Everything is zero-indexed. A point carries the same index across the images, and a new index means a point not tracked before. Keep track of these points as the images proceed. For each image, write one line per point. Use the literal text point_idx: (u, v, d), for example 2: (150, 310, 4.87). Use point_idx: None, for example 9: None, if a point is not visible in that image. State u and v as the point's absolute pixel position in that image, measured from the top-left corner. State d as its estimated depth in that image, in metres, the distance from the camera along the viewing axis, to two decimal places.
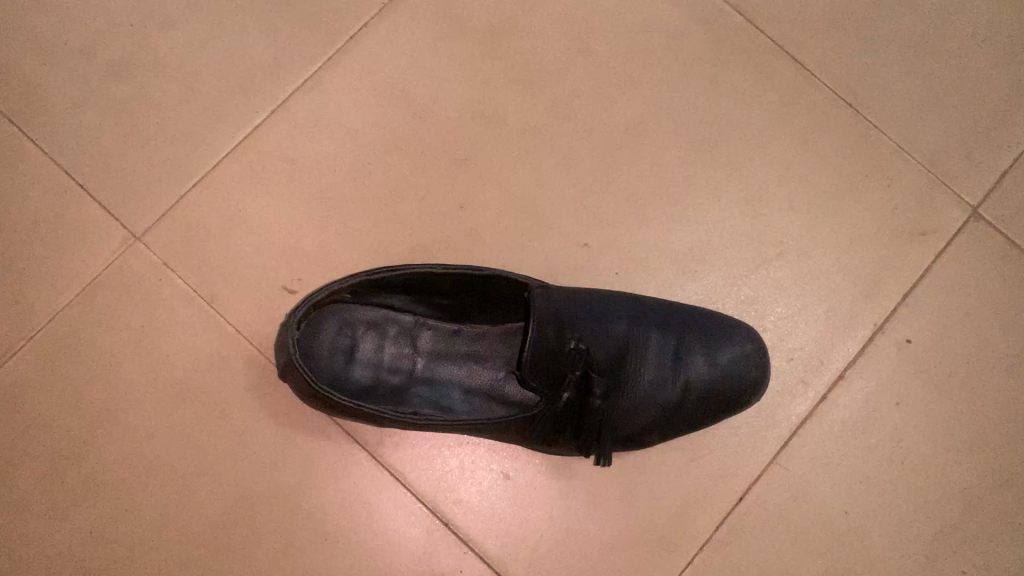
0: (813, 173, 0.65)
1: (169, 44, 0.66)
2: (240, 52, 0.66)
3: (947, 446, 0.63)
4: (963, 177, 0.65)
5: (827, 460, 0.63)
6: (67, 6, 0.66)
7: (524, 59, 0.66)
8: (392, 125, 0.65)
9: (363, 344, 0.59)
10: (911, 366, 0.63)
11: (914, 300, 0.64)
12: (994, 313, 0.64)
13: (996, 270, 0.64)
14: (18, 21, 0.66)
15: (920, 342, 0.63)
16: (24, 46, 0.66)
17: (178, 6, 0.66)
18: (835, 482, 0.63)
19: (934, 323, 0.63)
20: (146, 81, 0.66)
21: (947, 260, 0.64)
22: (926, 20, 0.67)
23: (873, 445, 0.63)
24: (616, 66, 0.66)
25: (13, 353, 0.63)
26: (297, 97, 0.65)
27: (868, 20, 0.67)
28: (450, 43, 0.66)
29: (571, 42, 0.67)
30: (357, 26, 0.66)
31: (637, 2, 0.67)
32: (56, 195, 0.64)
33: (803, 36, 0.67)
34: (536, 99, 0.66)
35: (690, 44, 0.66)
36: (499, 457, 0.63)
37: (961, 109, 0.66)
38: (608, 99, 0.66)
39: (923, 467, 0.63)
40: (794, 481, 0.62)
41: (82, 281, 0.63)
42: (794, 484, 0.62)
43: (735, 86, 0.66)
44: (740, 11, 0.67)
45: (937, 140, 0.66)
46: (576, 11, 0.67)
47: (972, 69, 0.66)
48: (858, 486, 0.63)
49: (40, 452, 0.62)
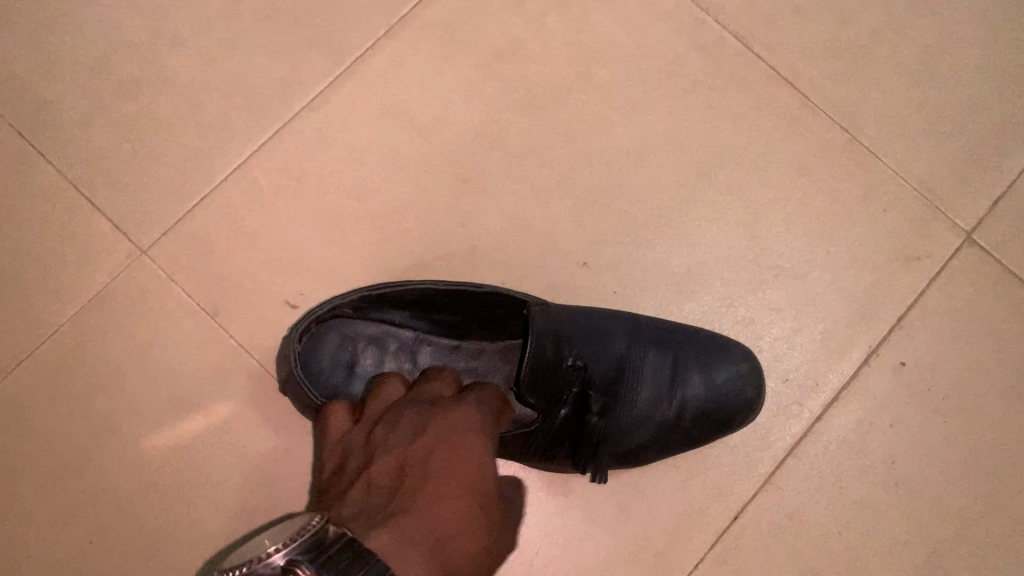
0: (810, 197, 0.66)
1: (179, 63, 0.67)
2: (248, 71, 0.67)
3: (941, 468, 0.63)
4: (958, 203, 0.66)
5: (821, 480, 0.63)
6: (80, 24, 0.67)
7: (527, 81, 0.67)
8: (395, 144, 0.67)
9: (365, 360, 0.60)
10: (905, 388, 0.64)
11: (908, 323, 0.64)
12: (987, 337, 0.64)
13: (989, 294, 0.65)
14: (31, 38, 0.67)
15: (914, 364, 0.64)
16: (37, 62, 0.67)
17: (188, 25, 0.68)
18: (829, 503, 0.63)
19: (928, 346, 0.64)
20: (156, 99, 0.67)
21: (940, 285, 0.65)
22: (921, 48, 0.68)
23: (868, 466, 0.63)
24: (617, 89, 0.68)
25: (19, 363, 0.63)
26: (303, 115, 0.67)
27: (864, 48, 0.68)
28: (455, 64, 0.68)
29: (574, 65, 0.68)
30: (363, 47, 0.67)
31: (639, 27, 0.68)
32: (65, 209, 0.65)
33: (801, 62, 0.68)
34: (538, 120, 0.67)
35: (691, 68, 0.68)
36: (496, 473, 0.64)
37: (956, 136, 0.67)
38: (609, 122, 0.67)
39: (916, 489, 0.63)
40: (789, 501, 0.63)
41: (88, 293, 0.64)
42: (788, 503, 0.63)
43: (734, 110, 0.67)
44: (739, 38, 0.68)
45: (933, 165, 0.67)
46: (579, 35, 0.68)
47: (967, 97, 0.68)
48: (851, 506, 0.63)
49: (44, 462, 0.63)
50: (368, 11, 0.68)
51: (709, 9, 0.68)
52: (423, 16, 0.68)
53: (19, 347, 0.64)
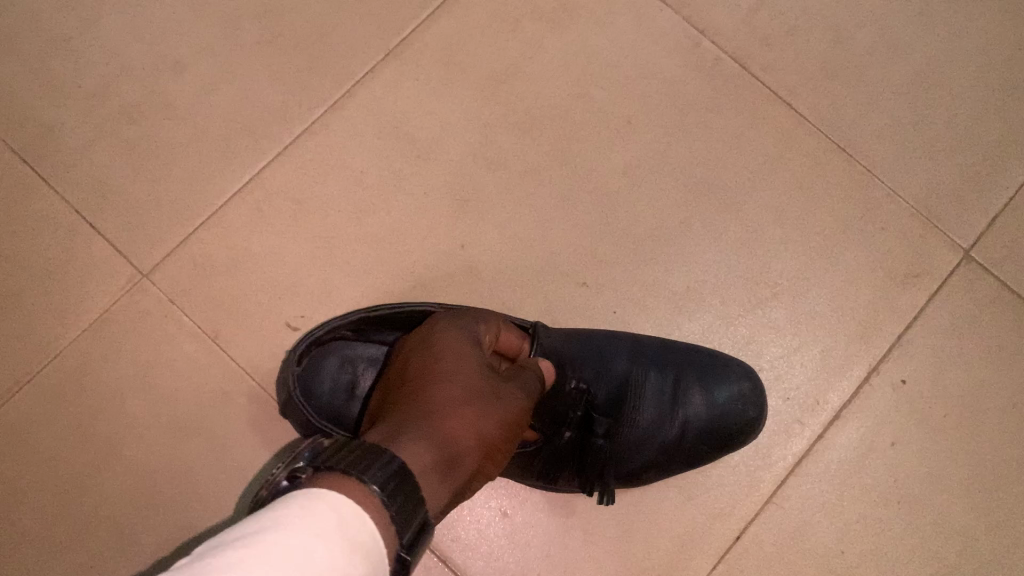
0: (808, 216, 0.67)
1: (180, 87, 0.68)
2: (247, 95, 0.67)
3: (943, 486, 0.63)
4: (955, 222, 0.66)
5: (823, 499, 0.63)
6: (83, 50, 0.68)
7: (525, 103, 0.68)
8: (395, 166, 0.67)
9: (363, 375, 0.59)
10: (905, 406, 0.64)
11: (908, 341, 0.65)
12: (987, 354, 0.65)
13: (988, 310, 0.65)
14: (34, 63, 0.68)
15: (913, 382, 0.64)
16: (39, 87, 0.67)
17: (189, 50, 0.68)
18: (831, 522, 0.63)
19: (927, 363, 0.64)
20: (157, 123, 0.67)
21: (939, 302, 0.65)
22: (916, 68, 0.69)
23: (870, 486, 0.63)
24: (615, 110, 0.68)
25: (19, 388, 0.64)
26: (302, 139, 0.67)
27: (860, 68, 0.69)
28: (453, 86, 0.68)
29: (572, 87, 0.68)
30: (362, 71, 0.68)
31: (636, 49, 0.69)
32: (66, 232, 0.66)
33: (797, 83, 0.68)
34: (537, 142, 0.67)
35: (687, 88, 0.68)
36: (497, 495, 0.64)
37: (952, 154, 0.67)
38: (607, 143, 0.67)
39: (918, 507, 0.63)
40: (791, 521, 0.63)
41: (89, 317, 0.64)
42: (791, 523, 0.63)
43: (732, 131, 0.68)
44: (735, 58, 0.68)
45: (929, 182, 0.67)
46: (576, 58, 0.69)
47: (962, 116, 0.68)
48: (854, 525, 0.63)
49: (44, 486, 0.63)
50: (367, 35, 0.68)
51: (704, 31, 0.69)
52: (422, 40, 0.68)
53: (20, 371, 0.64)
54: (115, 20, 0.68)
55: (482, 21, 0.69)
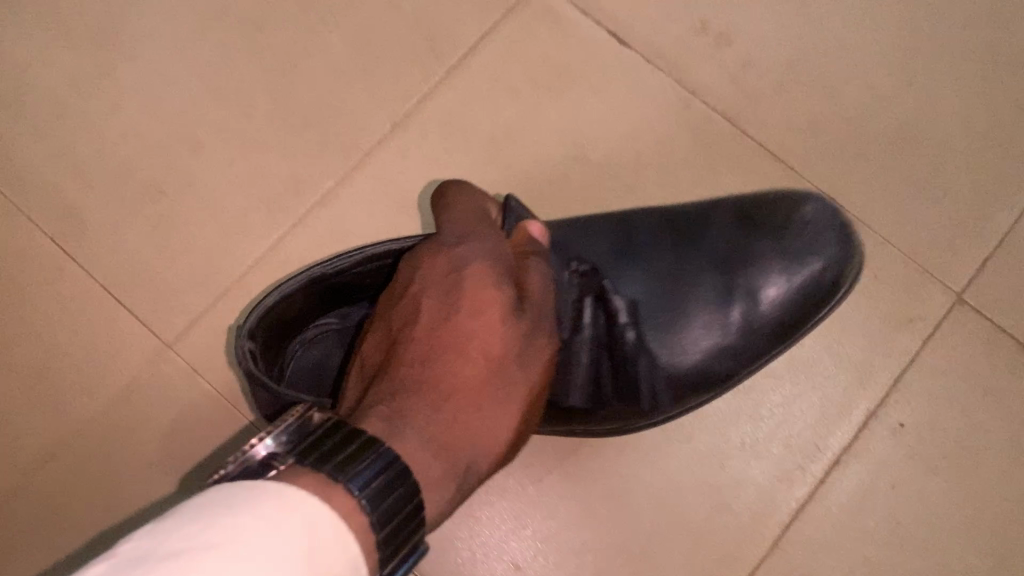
0: None
1: (200, 166, 0.72)
2: (260, 170, 0.71)
3: (946, 528, 0.64)
4: (948, 266, 0.67)
5: (827, 543, 0.65)
6: (109, 134, 0.72)
7: (526, 167, 0.71)
8: (403, 232, 0.70)
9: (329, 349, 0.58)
10: (905, 449, 0.65)
11: (905, 385, 0.66)
12: (985, 390, 0.66)
13: (983, 348, 0.66)
14: (64, 149, 0.72)
15: (913, 422, 0.65)
16: (69, 170, 0.72)
17: (208, 130, 0.72)
18: (836, 565, 0.65)
19: (925, 406, 0.66)
20: (179, 201, 0.71)
21: (934, 346, 0.66)
22: (902, 119, 0.71)
23: (871, 526, 0.65)
24: (613, 170, 0.71)
25: (55, 457, 0.68)
26: (315, 210, 0.71)
27: (848, 120, 0.71)
28: (455, 152, 0.71)
29: (570, 150, 0.71)
30: (370, 143, 0.71)
31: (631, 112, 0.72)
32: (96, 307, 0.69)
33: (786, 138, 0.71)
34: (537, 205, 0.70)
35: (679, 146, 0.71)
36: (509, 548, 0.66)
37: (941, 201, 0.69)
38: (605, 203, 0.70)
39: (921, 549, 0.64)
40: (796, 565, 0.65)
41: (119, 387, 0.68)
42: (796, 568, 0.65)
43: (726, 186, 0.70)
44: (727, 118, 0.71)
45: (921, 226, 0.69)
46: (574, 122, 0.72)
47: (950, 164, 0.70)
48: (857, 567, 0.65)
49: (80, 550, 0.67)
50: (374, 108, 0.72)
51: (694, 91, 0.72)
52: (426, 112, 0.72)
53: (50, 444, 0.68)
54: (134, 106, 0.73)
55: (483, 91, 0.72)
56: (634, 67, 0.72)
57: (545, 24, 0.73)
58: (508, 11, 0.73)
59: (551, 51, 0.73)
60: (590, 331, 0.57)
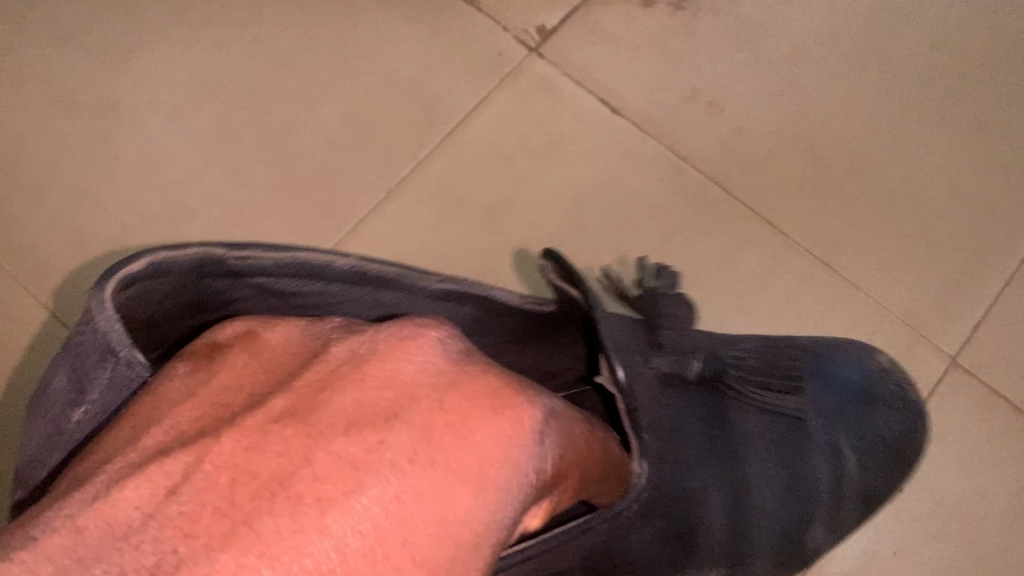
0: (856, 263, 0.70)
1: (258, 170, 0.74)
2: (318, 171, 0.74)
3: (1001, 512, 0.66)
4: (987, 263, 0.70)
5: (886, 527, 0.66)
6: (175, 139, 0.76)
7: (576, 172, 0.73)
8: (454, 230, 0.72)
9: (89, 405, 0.35)
10: (959, 435, 0.67)
11: (956, 374, 0.68)
12: (995, 429, 0.67)
13: (993, 392, 0.68)
14: (134, 152, 0.75)
15: (924, 465, 0.67)
16: (137, 172, 0.75)
17: (271, 136, 0.75)
18: (897, 548, 0.66)
19: (976, 395, 0.68)
20: (241, 202, 0.73)
21: (982, 336, 0.68)
22: (939, 116, 0.74)
23: (894, 551, 0.66)
24: (666, 166, 0.73)
25: None
26: (376, 211, 0.73)
27: (889, 118, 0.74)
28: (452, 220, 0.72)
29: (619, 151, 0.73)
30: (423, 150, 0.74)
31: (676, 115, 0.74)
32: None
33: (829, 135, 0.73)
34: (584, 201, 0.72)
35: (672, 209, 0.72)
36: None
37: (980, 194, 0.72)
38: (651, 198, 0.72)
39: (980, 532, 0.66)
40: (858, 548, 0.66)
41: None
42: (859, 550, 0.66)
43: (774, 178, 0.72)
44: (767, 118, 0.74)
45: (919, 281, 0.70)
46: (619, 125, 0.74)
47: (993, 158, 0.72)
48: (919, 548, 0.66)
49: None
50: (370, 178, 0.74)
51: (686, 157, 0.73)
52: (470, 126, 0.74)
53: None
54: (183, 129, 0.76)
55: (532, 99, 0.75)
56: (623, 133, 0.74)
57: (531, 91, 0.75)
58: (497, 75, 0.75)
59: (540, 116, 0.74)
60: (714, 491, 0.54)
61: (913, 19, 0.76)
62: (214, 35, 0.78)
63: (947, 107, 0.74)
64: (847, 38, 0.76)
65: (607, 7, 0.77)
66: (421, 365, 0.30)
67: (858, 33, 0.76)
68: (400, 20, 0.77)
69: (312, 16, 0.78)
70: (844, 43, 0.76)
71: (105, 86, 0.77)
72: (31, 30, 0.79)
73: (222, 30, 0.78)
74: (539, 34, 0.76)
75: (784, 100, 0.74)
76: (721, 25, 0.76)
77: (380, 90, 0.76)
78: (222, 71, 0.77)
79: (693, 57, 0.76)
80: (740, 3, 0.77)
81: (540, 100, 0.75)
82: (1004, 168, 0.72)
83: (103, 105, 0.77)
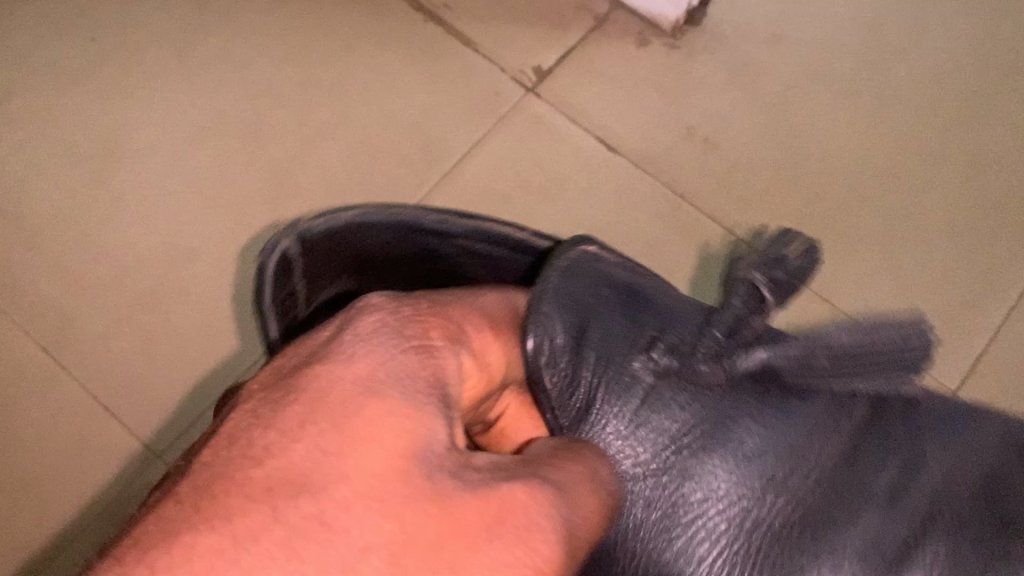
0: (857, 297, 0.71)
1: (260, 211, 0.75)
2: (318, 212, 0.74)
3: None
4: (986, 296, 0.70)
5: None
6: (175, 181, 0.76)
7: (575, 209, 0.73)
8: None
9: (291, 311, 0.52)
10: None
11: None
12: None
13: None
14: (135, 195, 0.76)
15: None
16: (138, 215, 0.75)
17: (271, 177, 0.76)
18: None
19: None
20: (243, 243, 0.74)
21: (986, 368, 0.69)
22: (934, 150, 0.74)
23: None
24: (664, 202, 0.73)
25: (118, 496, 0.70)
26: None
27: (885, 153, 0.74)
28: None
29: (617, 188, 0.74)
30: (421, 190, 0.74)
31: (675, 152, 0.75)
32: (159, 345, 0.72)
33: (825, 172, 0.74)
34: (582, 236, 0.73)
35: (669, 244, 0.72)
36: None
37: (977, 227, 0.72)
38: (650, 234, 0.73)
39: None
40: None
41: (180, 418, 0.71)
42: None
43: (772, 214, 0.73)
44: (763, 156, 0.75)
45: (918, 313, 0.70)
46: (617, 164, 0.74)
47: (990, 192, 0.73)
48: None
49: None
50: None
51: (684, 194, 0.73)
52: (469, 165, 0.75)
53: (52, 550, 0.69)
54: (182, 171, 0.76)
55: (531, 138, 0.75)
56: (622, 172, 0.74)
57: (530, 130, 0.76)
58: (495, 115, 0.76)
59: (538, 152, 0.75)
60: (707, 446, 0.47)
61: (906, 55, 0.77)
62: (216, 77, 0.79)
63: (942, 142, 0.74)
64: (843, 76, 0.76)
65: (604, 47, 0.78)
66: (369, 390, 0.30)
67: (853, 69, 0.77)
68: (398, 60, 0.78)
69: (313, 59, 0.79)
70: (840, 81, 0.76)
71: (105, 129, 0.78)
72: (34, 71, 0.79)
73: (223, 74, 0.79)
74: (536, 74, 0.77)
75: (781, 136, 0.75)
76: (717, 65, 0.77)
77: (380, 129, 0.76)
78: (222, 114, 0.78)
79: (689, 95, 0.76)
80: (735, 42, 0.77)
81: (538, 139, 0.75)
82: (999, 201, 0.73)
83: (105, 146, 0.77)
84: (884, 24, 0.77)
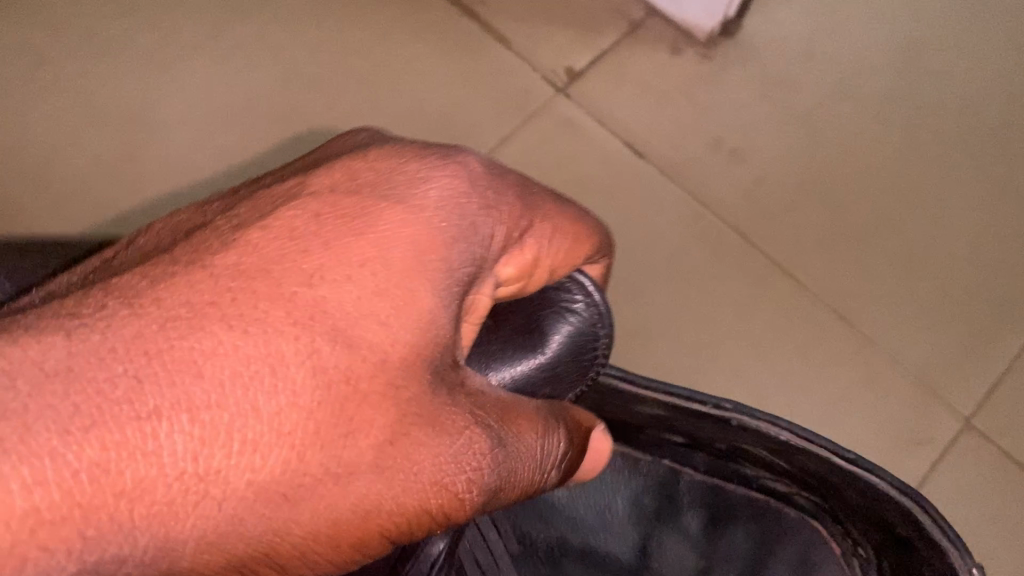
0: (876, 318, 0.71)
1: None
2: None
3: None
4: (1004, 327, 0.70)
5: None
6: (201, 158, 0.77)
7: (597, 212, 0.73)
8: None
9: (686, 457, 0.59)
10: (969, 498, 0.67)
11: (968, 435, 0.68)
12: (1006, 493, 0.67)
13: (1004, 454, 0.67)
14: (159, 169, 0.76)
15: None
16: (161, 190, 0.76)
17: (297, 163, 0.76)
18: None
19: (990, 459, 0.67)
20: None
21: (1000, 397, 0.68)
22: (961, 177, 0.74)
23: None
24: (687, 211, 0.73)
25: None
26: None
27: (911, 177, 0.74)
28: None
29: (641, 193, 0.74)
30: None
31: (701, 162, 0.75)
32: None
33: (850, 191, 0.74)
34: None
35: (690, 253, 0.72)
36: None
37: (1000, 258, 0.72)
38: (671, 241, 0.73)
39: None
40: None
41: None
42: None
43: (794, 229, 0.73)
44: (789, 170, 0.74)
45: (935, 339, 0.70)
46: (642, 170, 0.74)
47: (1015, 223, 0.73)
48: None
49: None
50: None
51: (708, 204, 0.73)
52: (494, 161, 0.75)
53: None
54: (208, 149, 0.77)
55: (557, 140, 0.75)
56: (648, 178, 0.74)
57: (557, 131, 0.76)
58: (523, 114, 0.76)
59: (563, 153, 0.75)
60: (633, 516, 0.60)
61: (938, 80, 0.76)
62: (246, 58, 0.79)
63: (970, 170, 0.74)
64: (874, 96, 0.76)
65: (636, 53, 0.78)
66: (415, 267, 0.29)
67: (884, 91, 0.76)
68: (430, 53, 0.78)
69: (345, 47, 0.79)
70: (870, 102, 0.76)
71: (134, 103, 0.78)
72: (67, 41, 0.80)
73: (254, 55, 0.79)
74: (567, 76, 0.77)
75: (808, 153, 0.75)
76: (749, 78, 0.77)
77: (409, 120, 0.77)
78: (252, 96, 0.78)
79: (717, 105, 0.76)
80: (767, 55, 0.77)
81: (564, 140, 0.75)
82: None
83: (133, 119, 0.78)
84: (918, 47, 0.77)
